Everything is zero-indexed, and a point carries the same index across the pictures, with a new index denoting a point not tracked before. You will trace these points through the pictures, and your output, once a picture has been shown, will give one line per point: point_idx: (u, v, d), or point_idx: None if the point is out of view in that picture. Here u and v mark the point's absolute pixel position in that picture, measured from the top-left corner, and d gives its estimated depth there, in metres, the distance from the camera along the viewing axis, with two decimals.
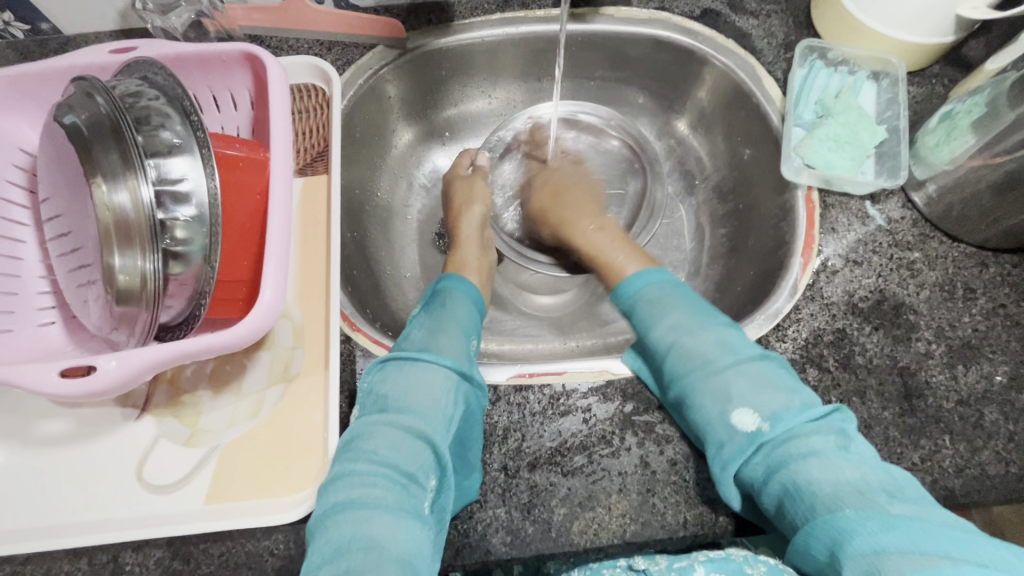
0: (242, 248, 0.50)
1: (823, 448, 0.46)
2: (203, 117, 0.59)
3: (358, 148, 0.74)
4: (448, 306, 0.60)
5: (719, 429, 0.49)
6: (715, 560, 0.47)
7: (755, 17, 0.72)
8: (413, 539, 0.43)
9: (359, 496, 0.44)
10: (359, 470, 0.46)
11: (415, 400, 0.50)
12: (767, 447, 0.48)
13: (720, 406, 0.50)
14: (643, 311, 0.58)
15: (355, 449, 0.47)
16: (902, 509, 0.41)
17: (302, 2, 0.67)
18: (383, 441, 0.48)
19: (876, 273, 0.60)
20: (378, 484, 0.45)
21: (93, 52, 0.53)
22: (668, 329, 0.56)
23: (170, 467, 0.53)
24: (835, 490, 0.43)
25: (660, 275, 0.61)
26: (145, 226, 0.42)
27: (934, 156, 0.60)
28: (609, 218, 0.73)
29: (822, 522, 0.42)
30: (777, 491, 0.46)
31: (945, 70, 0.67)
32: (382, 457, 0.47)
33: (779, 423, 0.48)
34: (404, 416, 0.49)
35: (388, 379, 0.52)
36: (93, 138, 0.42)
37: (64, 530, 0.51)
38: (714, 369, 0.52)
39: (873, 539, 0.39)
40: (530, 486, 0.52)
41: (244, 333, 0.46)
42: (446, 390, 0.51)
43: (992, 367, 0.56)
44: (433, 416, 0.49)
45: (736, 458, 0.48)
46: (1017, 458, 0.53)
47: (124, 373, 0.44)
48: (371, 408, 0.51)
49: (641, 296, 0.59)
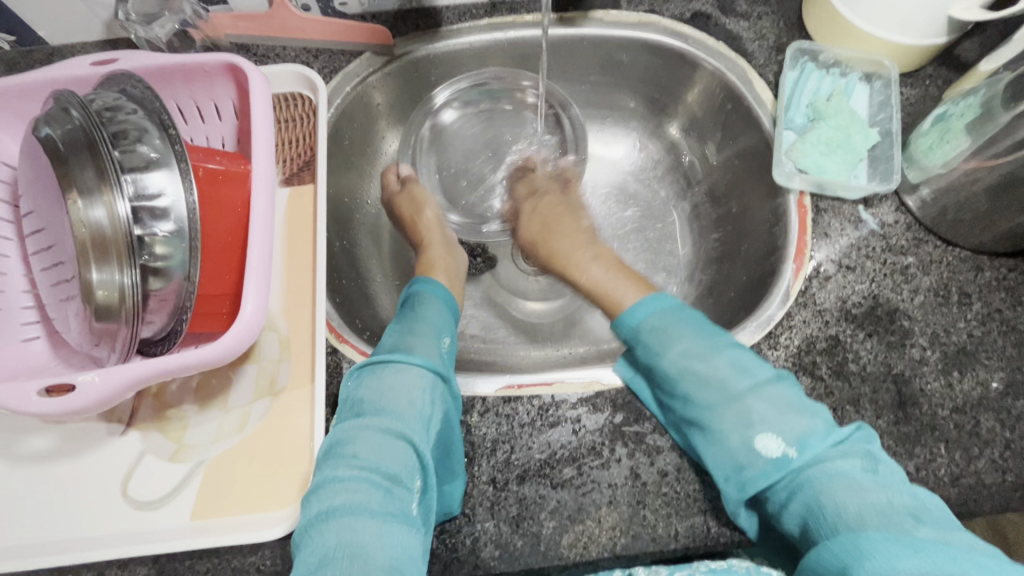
0: (224, 262, 0.50)
1: (849, 472, 0.43)
2: (187, 128, 0.58)
3: (347, 156, 0.74)
4: (419, 310, 0.60)
5: (740, 454, 0.47)
6: (716, 571, 0.50)
7: (746, 19, 0.71)
8: (400, 545, 0.41)
9: (342, 503, 0.42)
10: (340, 477, 0.44)
11: (392, 400, 0.49)
12: (793, 473, 0.45)
13: (742, 432, 0.47)
14: (649, 340, 0.54)
15: (334, 456, 0.46)
16: (931, 533, 0.38)
17: (288, 9, 0.66)
18: (362, 445, 0.46)
19: (869, 278, 0.59)
20: (359, 488, 0.43)
21: (74, 65, 0.53)
22: (678, 356, 0.52)
23: (156, 483, 0.52)
24: (857, 512, 0.40)
25: (668, 301, 0.57)
26: (122, 242, 0.41)
27: (928, 158, 0.59)
28: (609, 251, 0.69)
29: (846, 540, 0.39)
30: (799, 512, 0.43)
31: (938, 71, 0.67)
32: (362, 460, 0.45)
33: (807, 449, 0.45)
34: (381, 416, 0.47)
35: (363, 382, 0.50)
36: (69, 153, 0.42)
37: (49, 548, 0.50)
38: (734, 395, 0.49)
39: (895, 558, 0.36)
40: (519, 499, 0.52)
41: (226, 348, 0.45)
42: (422, 389, 0.50)
43: (987, 373, 0.55)
44: (411, 415, 0.48)
45: (759, 482, 0.46)
46: (1015, 466, 0.52)
47: (103, 392, 0.43)
48: (347, 413, 0.49)
49: (647, 325, 0.55)
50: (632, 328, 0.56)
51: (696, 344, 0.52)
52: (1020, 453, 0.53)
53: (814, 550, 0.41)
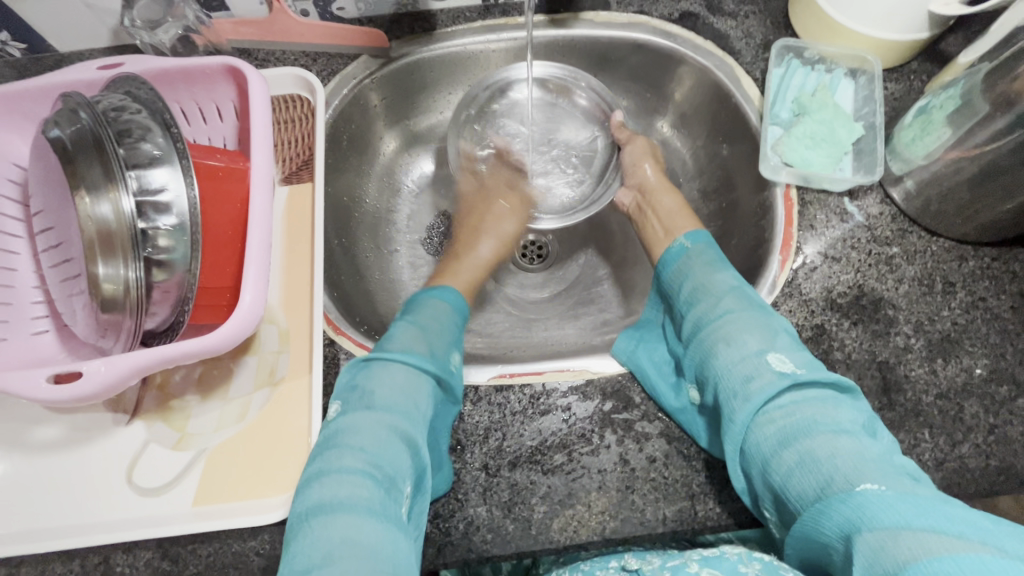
0: (224, 256, 0.51)
1: (851, 427, 0.46)
2: (190, 129, 0.60)
3: (345, 156, 0.76)
4: (428, 312, 0.62)
5: (751, 367, 0.50)
6: (710, 558, 0.47)
7: (733, 18, 0.73)
8: (395, 541, 0.43)
9: (341, 496, 0.44)
10: (344, 466, 0.46)
11: (400, 402, 0.51)
12: (795, 393, 0.49)
13: (760, 345, 0.51)
14: (694, 263, 0.61)
15: (337, 446, 0.47)
16: (924, 491, 0.42)
17: (288, 14, 0.69)
18: (369, 439, 0.48)
19: (855, 268, 0.60)
20: (362, 483, 0.45)
21: (81, 69, 0.55)
22: (727, 278, 0.58)
23: (160, 470, 0.54)
24: (856, 467, 0.43)
25: (708, 241, 0.64)
26: (127, 236, 0.43)
27: (910, 150, 0.61)
28: (660, 198, 0.72)
29: (841, 499, 0.42)
30: (792, 460, 0.45)
31: (923, 66, 0.68)
32: (368, 455, 0.46)
33: (813, 373, 0.49)
34: (395, 415, 0.50)
35: (374, 378, 0.52)
36: (76, 152, 0.44)
37: (59, 533, 0.52)
38: (762, 314, 0.54)
39: (899, 518, 0.39)
40: (510, 484, 0.53)
41: (229, 336, 0.47)
42: (426, 393, 0.53)
43: (972, 360, 0.56)
44: (416, 418, 0.50)
45: (766, 388, 0.48)
46: (998, 452, 0.53)
47: (110, 378, 0.45)
48: (355, 404, 0.51)
49: (691, 253, 0.62)
50: (689, 247, 0.63)
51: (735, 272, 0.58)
52: (1004, 438, 0.54)
53: (812, 508, 0.43)
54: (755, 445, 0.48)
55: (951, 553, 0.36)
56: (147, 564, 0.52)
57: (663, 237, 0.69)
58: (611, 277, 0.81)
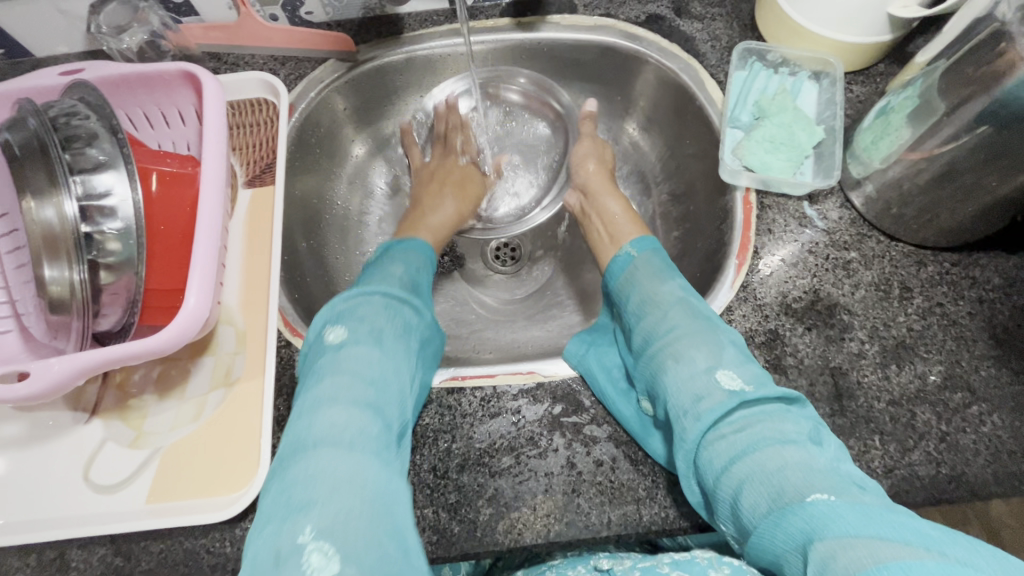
0: (175, 259, 0.52)
1: (799, 439, 0.45)
2: (153, 134, 0.62)
3: (314, 159, 0.76)
4: (408, 261, 0.63)
5: (701, 386, 0.49)
6: (680, 562, 0.44)
7: (700, 21, 0.72)
8: (391, 484, 0.43)
9: (345, 432, 0.44)
10: (352, 398, 0.46)
11: (393, 342, 0.52)
12: (746, 408, 0.47)
13: (709, 362, 0.50)
14: (641, 275, 0.60)
15: (344, 374, 0.48)
16: (873, 499, 0.40)
17: (254, 19, 0.69)
18: (367, 370, 0.48)
19: (811, 273, 0.60)
20: (367, 422, 0.45)
21: (44, 75, 0.56)
22: (674, 288, 0.57)
23: (116, 468, 0.55)
24: (805, 479, 0.41)
25: (655, 247, 0.64)
26: (71, 239, 0.44)
27: (869, 153, 0.60)
28: (604, 199, 0.73)
29: (792, 510, 0.39)
30: (743, 476, 0.43)
31: (890, 69, 0.67)
32: (369, 391, 0.47)
33: (762, 388, 0.48)
34: (397, 352, 0.52)
35: (371, 313, 0.53)
36: (20, 156, 0.44)
37: (18, 527, 0.53)
38: (710, 326, 0.53)
39: (847, 526, 0.37)
40: (457, 486, 0.54)
41: (173, 338, 0.48)
42: (412, 339, 0.54)
43: (926, 366, 0.56)
44: (407, 360, 0.52)
45: (715, 408, 0.47)
46: (949, 459, 0.53)
47: (58, 378, 0.46)
48: (359, 336, 0.51)
49: (640, 261, 0.62)
50: (636, 256, 0.63)
51: (683, 283, 0.57)
52: (956, 445, 0.53)
53: (764, 523, 0.41)
54: (704, 461, 0.46)
55: (897, 561, 0.34)
56: (102, 560, 0.53)
57: (607, 241, 0.69)
58: (580, 280, 0.81)
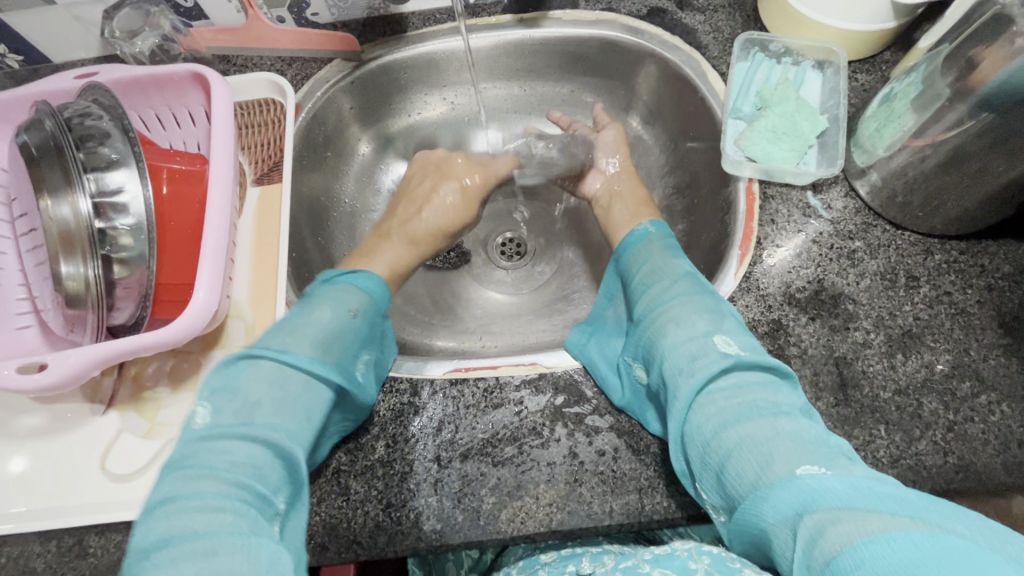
0: (185, 255, 0.54)
1: (790, 408, 0.45)
2: (165, 134, 0.63)
3: (321, 157, 0.78)
4: (339, 302, 0.55)
5: (697, 347, 0.49)
6: (660, 557, 0.48)
7: (702, 13, 0.72)
8: (271, 557, 0.37)
9: (198, 524, 0.36)
10: (206, 488, 0.39)
11: (282, 409, 0.46)
12: (741, 375, 0.47)
13: (708, 327, 0.50)
14: (651, 248, 0.60)
15: (197, 465, 0.40)
16: (861, 471, 0.40)
17: (261, 21, 0.71)
18: (236, 454, 0.41)
19: (815, 263, 0.60)
20: (226, 505, 0.38)
21: (60, 79, 0.58)
22: (684, 263, 0.58)
23: (131, 458, 0.57)
24: (795, 450, 0.41)
25: (670, 231, 0.63)
26: (85, 235, 0.46)
27: (873, 141, 0.59)
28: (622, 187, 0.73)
29: (780, 483, 0.39)
30: (733, 437, 0.43)
31: (895, 56, 0.67)
32: (234, 472, 0.40)
33: (760, 357, 0.48)
34: (284, 426, 0.45)
35: (253, 377, 0.46)
36: (39, 157, 0.47)
37: (39, 515, 0.55)
38: (711, 300, 0.53)
39: (837, 499, 0.37)
40: (460, 476, 0.54)
41: (182, 330, 0.49)
42: (320, 401, 0.48)
43: (933, 355, 0.55)
44: (298, 427, 0.46)
45: (710, 369, 0.47)
46: (957, 449, 0.52)
47: (74, 368, 0.48)
48: (228, 415, 0.44)
49: (654, 234, 0.62)
50: (646, 233, 0.62)
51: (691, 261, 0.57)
52: (964, 434, 0.52)
53: (750, 498, 0.40)
54: (692, 418, 0.46)
55: (886, 532, 0.34)
56: (118, 546, 0.54)
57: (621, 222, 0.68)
58: (587, 274, 0.81)
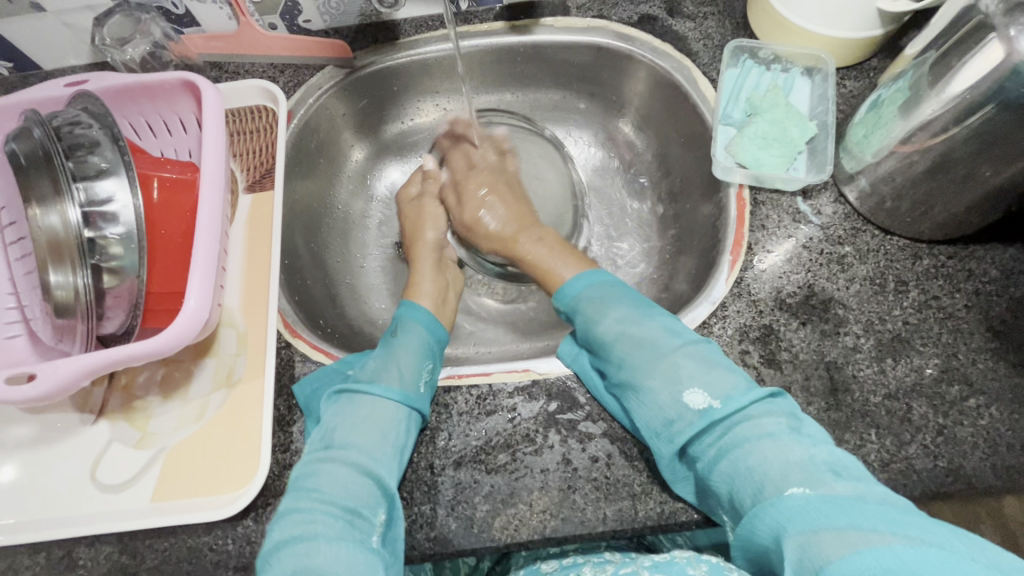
0: (176, 263, 0.53)
1: (776, 430, 0.47)
2: (155, 142, 0.63)
3: (314, 163, 0.78)
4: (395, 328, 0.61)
5: (671, 410, 0.50)
6: (659, 564, 0.49)
7: (692, 20, 0.73)
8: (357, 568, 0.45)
9: (307, 533, 0.47)
10: (311, 504, 0.49)
11: (358, 435, 0.52)
12: (719, 427, 0.49)
13: (671, 390, 0.51)
14: (585, 313, 0.58)
15: (304, 484, 0.51)
16: (845, 487, 0.42)
17: (253, 28, 0.71)
18: (325, 479, 0.50)
19: (806, 268, 0.60)
20: (322, 521, 0.48)
21: (49, 86, 0.58)
22: (613, 322, 0.56)
23: (122, 468, 0.56)
24: (782, 472, 0.44)
25: (604, 274, 0.62)
26: (74, 244, 0.46)
27: (861, 147, 0.60)
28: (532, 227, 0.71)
29: (768, 504, 0.43)
30: (726, 474, 0.47)
31: (883, 63, 0.67)
32: (324, 494, 0.49)
33: (729, 402, 0.49)
34: (357, 451, 0.52)
35: (337, 410, 0.54)
36: (28, 166, 0.46)
37: (28, 526, 0.55)
38: (664, 347, 0.53)
39: (818, 517, 0.40)
40: (454, 483, 0.54)
41: (173, 339, 0.49)
42: (394, 421, 0.53)
43: (922, 360, 0.56)
44: (378, 450, 0.52)
45: (687, 433, 0.49)
46: (946, 452, 0.52)
47: (63, 378, 0.48)
48: (317, 443, 0.53)
49: (581, 299, 0.59)
50: (567, 305, 0.61)
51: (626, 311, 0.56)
52: (953, 438, 0.53)
53: (747, 515, 0.44)
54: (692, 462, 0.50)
55: (862, 548, 0.37)
56: (108, 558, 0.54)
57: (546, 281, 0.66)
58: None
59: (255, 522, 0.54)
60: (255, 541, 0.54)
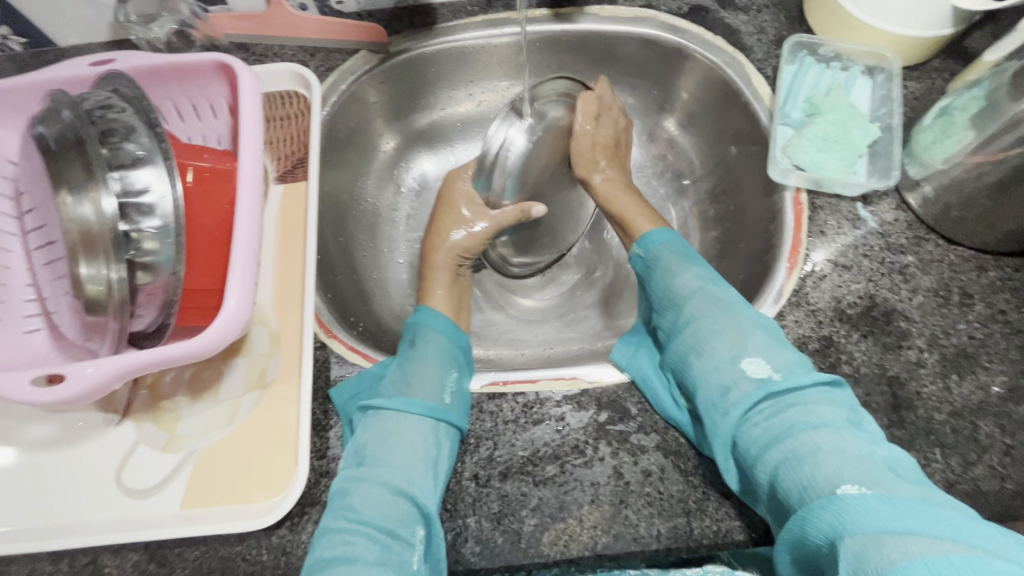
0: (212, 258, 0.50)
1: (834, 418, 0.45)
2: (183, 126, 0.60)
3: (343, 153, 0.74)
4: (420, 347, 0.58)
5: (728, 378, 0.49)
6: None
7: (745, 13, 0.70)
8: None
9: (346, 554, 0.45)
10: (349, 524, 0.47)
11: (393, 453, 0.51)
12: (778, 397, 0.47)
13: (733, 353, 0.50)
14: (661, 269, 0.59)
15: (340, 502, 0.49)
16: (908, 489, 0.39)
17: (284, 8, 0.67)
18: (361, 498, 0.48)
19: (866, 277, 0.58)
20: (358, 542, 0.46)
21: (73, 64, 0.54)
22: (691, 279, 0.57)
23: (149, 471, 0.54)
24: (838, 467, 0.41)
25: (676, 237, 0.63)
26: (107, 237, 0.43)
27: (930, 153, 0.57)
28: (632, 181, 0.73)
29: (820, 505, 0.40)
30: (776, 459, 0.44)
31: (945, 64, 0.64)
32: (361, 515, 0.48)
33: (792, 377, 0.48)
34: (393, 468, 0.50)
35: (367, 426, 0.52)
36: (59, 151, 0.43)
37: (48, 532, 0.52)
38: (732, 312, 0.53)
39: (879, 521, 0.37)
40: (501, 495, 0.52)
41: (212, 341, 0.46)
42: (424, 435, 0.52)
43: (989, 377, 0.53)
44: (411, 469, 0.50)
45: (744, 402, 0.48)
46: (1015, 474, 0.50)
47: (94, 381, 0.45)
48: (350, 462, 0.51)
49: (660, 250, 0.61)
50: (645, 255, 0.62)
51: (706, 268, 0.58)
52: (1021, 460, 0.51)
53: (795, 516, 0.41)
54: (743, 450, 0.47)
55: (925, 555, 0.34)
56: (135, 566, 0.51)
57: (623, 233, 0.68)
58: (614, 280, 0.79)
59: (291, 531, 0.52)
60: (291, 553, 0.51)
